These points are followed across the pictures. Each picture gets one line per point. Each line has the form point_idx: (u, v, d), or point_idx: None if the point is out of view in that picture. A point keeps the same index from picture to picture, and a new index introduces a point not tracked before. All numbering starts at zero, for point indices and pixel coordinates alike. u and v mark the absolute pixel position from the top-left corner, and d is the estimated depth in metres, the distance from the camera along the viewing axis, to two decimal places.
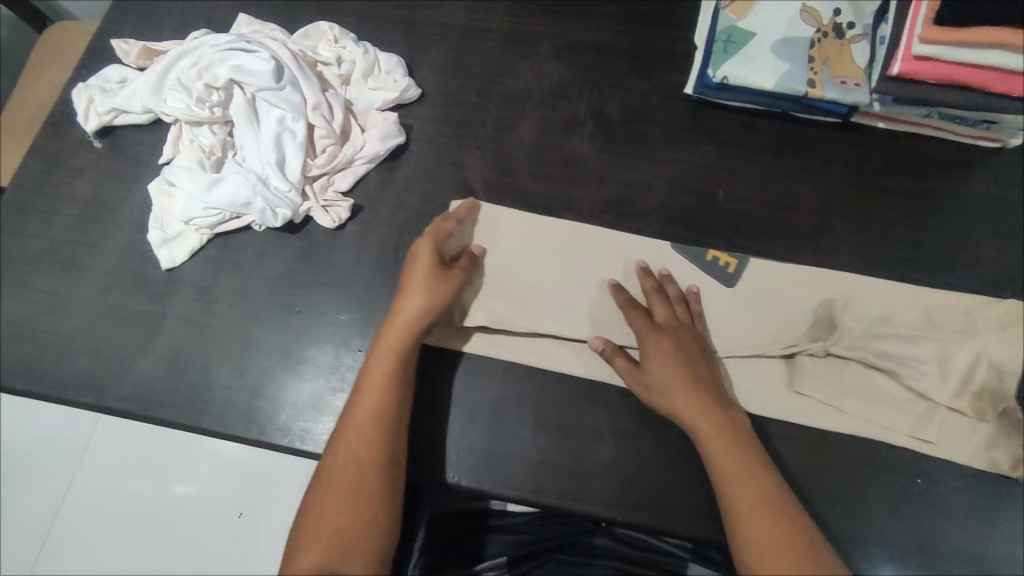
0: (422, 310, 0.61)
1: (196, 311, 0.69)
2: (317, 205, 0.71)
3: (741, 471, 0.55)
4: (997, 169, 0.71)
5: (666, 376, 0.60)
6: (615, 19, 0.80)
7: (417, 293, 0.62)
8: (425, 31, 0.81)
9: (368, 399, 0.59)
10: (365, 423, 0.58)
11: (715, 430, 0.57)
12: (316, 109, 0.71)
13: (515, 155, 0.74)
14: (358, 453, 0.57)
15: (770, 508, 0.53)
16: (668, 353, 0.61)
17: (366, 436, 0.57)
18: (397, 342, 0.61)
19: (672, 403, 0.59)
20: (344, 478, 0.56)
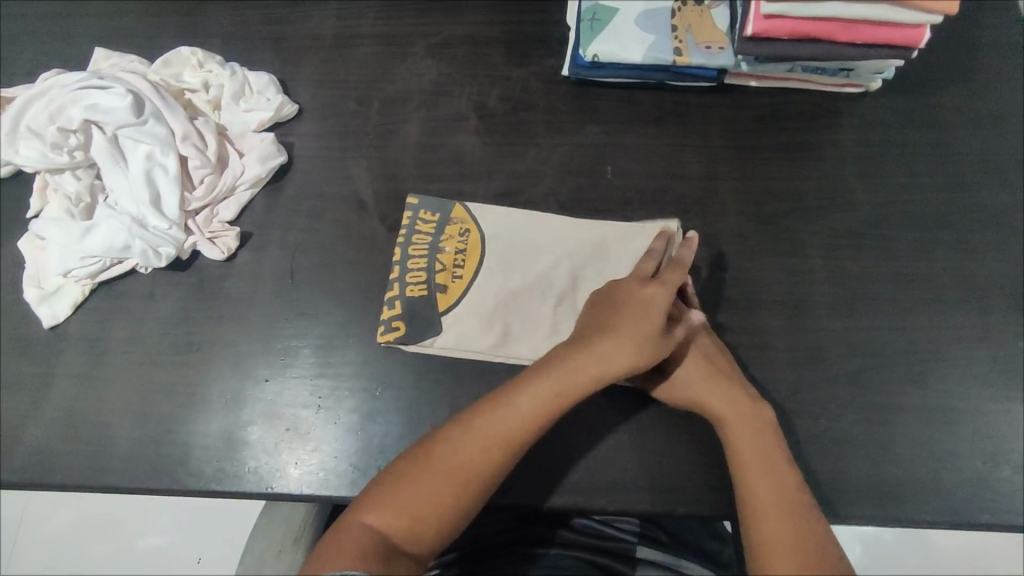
0: (630, 356, 0.57)
1: (87, 365, 0.66)
2: (202, 238, 0.69)
3: (754, 444, 0.56)
4: (864, 111, 0.73)
5: (693, 368, 0.61)
6: (487, 9, 0.80)
7: (632, 329, 0.58)
8: (296, 44, 0.79)
9: (565, 378, 0.56)
10: (535, 406, 0.56)
11: (725, 405, 0.58)
12: (186, 140, 0.68)
13: (401, 159, 0.73)
14: (506, 443, 0.55)
15: (774, 475, 0.55)
16: (692, 356, 0.61)
17: (543, 411, 0.56)
18: (587, 368, 0.57)
19: (697, 398, 0.59)
20: (482, 456, 0.54)
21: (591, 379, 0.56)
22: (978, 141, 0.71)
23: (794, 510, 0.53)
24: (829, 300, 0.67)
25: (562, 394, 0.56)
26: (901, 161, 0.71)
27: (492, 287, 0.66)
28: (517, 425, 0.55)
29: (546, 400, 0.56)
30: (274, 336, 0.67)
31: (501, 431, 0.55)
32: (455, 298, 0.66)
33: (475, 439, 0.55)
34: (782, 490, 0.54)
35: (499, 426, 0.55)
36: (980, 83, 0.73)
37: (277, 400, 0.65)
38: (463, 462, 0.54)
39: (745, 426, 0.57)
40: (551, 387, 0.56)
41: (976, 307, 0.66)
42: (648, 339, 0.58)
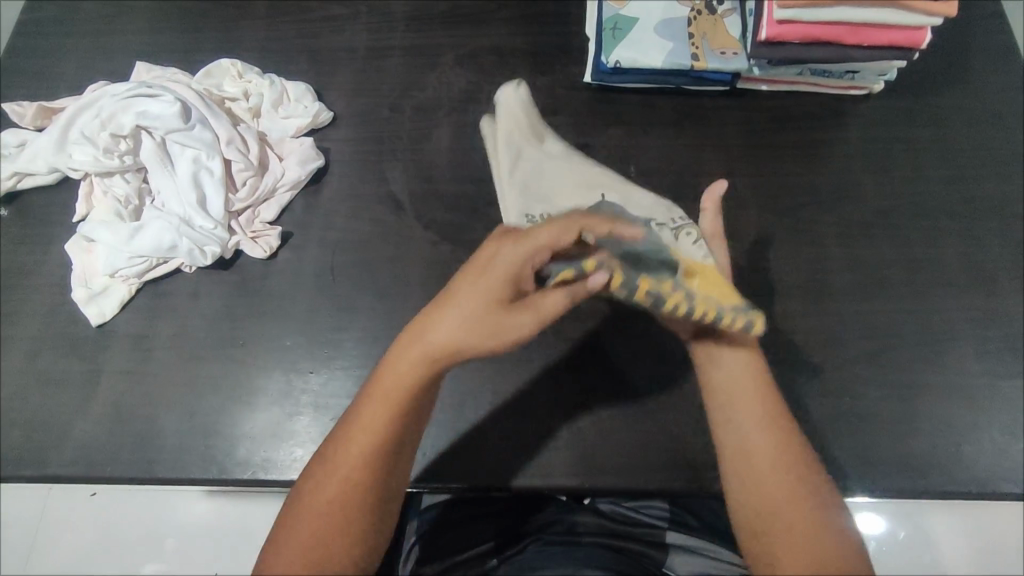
0: (456, 342, 0.51)
1: (134, 361, 0.68)
2: (245, 237, 0.71)
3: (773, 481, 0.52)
4: (869, 112, 0.78)
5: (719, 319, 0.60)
6: (510, 22, 0.85)
7: (464, 323, 0.51)
8: (329, 56, 0.84)
9: (392, 393, 0.50)
10: (391, 400, 0.50)
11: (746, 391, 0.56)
12: (230, 144, 0.71)
13: (434, 161, 0.77)
14: (361, 464, 0.50)
15: (792, 500, 0.51)
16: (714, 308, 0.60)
17: (391, 424, 0.50)
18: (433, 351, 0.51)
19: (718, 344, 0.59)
20: (349, 480, 0.49)
21: (428, 359, 0.51)
22: (977, 137, 0.76)
23: (803, 509, 0.50)
24: (847, 286, 0.70)
25: (401, 408, 0.50)
26: (905, 155, 0.76)
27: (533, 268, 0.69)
28: (369, 437, 0.50)
29: (383, 413, 0.50)
30: (317, 332, 0.69)
31: (357, 463, 0.50)
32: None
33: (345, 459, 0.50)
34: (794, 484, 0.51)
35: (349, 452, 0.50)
36: (975, 84, 0.78)
37: (321, 391, 0.67)
38: (332, 502, 0.49)
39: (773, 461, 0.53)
40: (385, 415, 0.50)
41: (985, 290, 0.70)
42: (484, 326, 0.51)
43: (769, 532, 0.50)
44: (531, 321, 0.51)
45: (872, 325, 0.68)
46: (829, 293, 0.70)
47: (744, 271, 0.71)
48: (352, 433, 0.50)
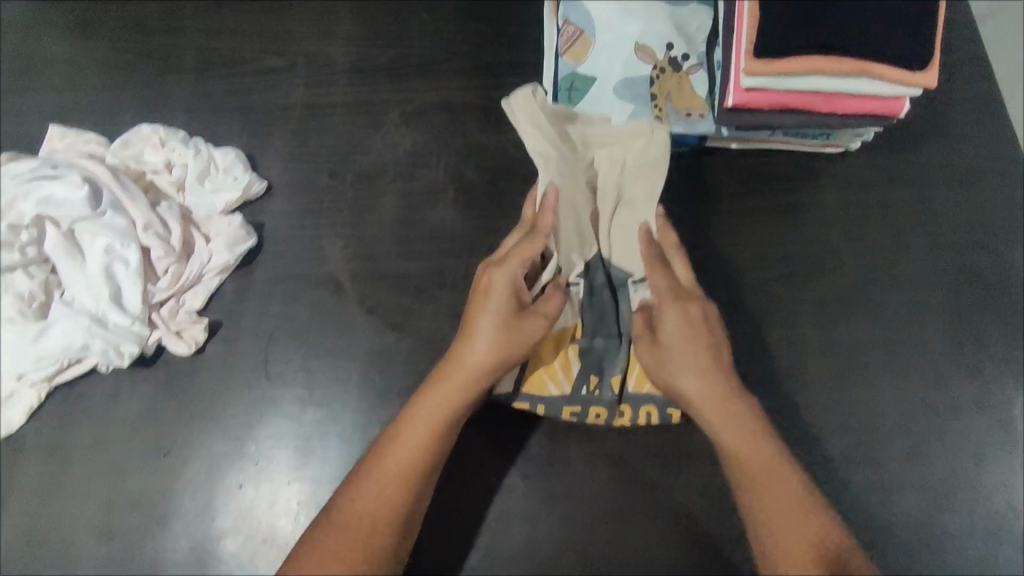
0: (487, 357, 0.56)
1: (47, 475, 0.62)
2: (167, 332, 0.64)
3: (780, 517, 0.52)
4: (846, 172, 0.73)
5: (681, 339, 0.58)
6: (460, 75, 0.78)
7: (489, 340, 0.56)
8: (264, 115, 0.77)
9: (437, 409, 0.55)
10: (427, 427, 0.55)
11: (726, 425, 0.55)
12: (147, 229, 0.65)
13: (378, 236, 0.70)
14: (378, 486, 0.53)
15: (809, 533, 0.51)
16: (687, 327, 0.58)
17: (431, 444, 0.55)
18: (457, 391, 0.56)
19: (673, 379, 0.57)
20: (382, 500, 0.53)
21: (467, 376, 0.56)
22: (959, 197, 0.71)
23: (819, 541, 0.50)
24: (820, 369, 0.66)
25: (438, 433, 0.55)
26: (884, 220, 0.71)
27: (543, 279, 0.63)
28: (403, 461, 0.54)
29: (427, 433, 0.55)
30: (250, 437, 0.63)
31: (392, 478, 0.53)
32: (574, 370, 0.64)
33: (374, 489, 0.53)
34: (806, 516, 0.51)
35: (388, 469, 0.54)
36: (957, 139, 0.73)
37: (254, 505, 0.61)
38: (361, 519, 0.52)
39: (773, 497, 0.52)
40: (427, 432, 0.55)
41: (965, 372, 0.66)
42: (516, 339, 0.57)
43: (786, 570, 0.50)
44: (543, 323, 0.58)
45: (845, 416, 0.64)
46: (801, 379, 0.66)
47: None
48: (387, 451, 0.54)
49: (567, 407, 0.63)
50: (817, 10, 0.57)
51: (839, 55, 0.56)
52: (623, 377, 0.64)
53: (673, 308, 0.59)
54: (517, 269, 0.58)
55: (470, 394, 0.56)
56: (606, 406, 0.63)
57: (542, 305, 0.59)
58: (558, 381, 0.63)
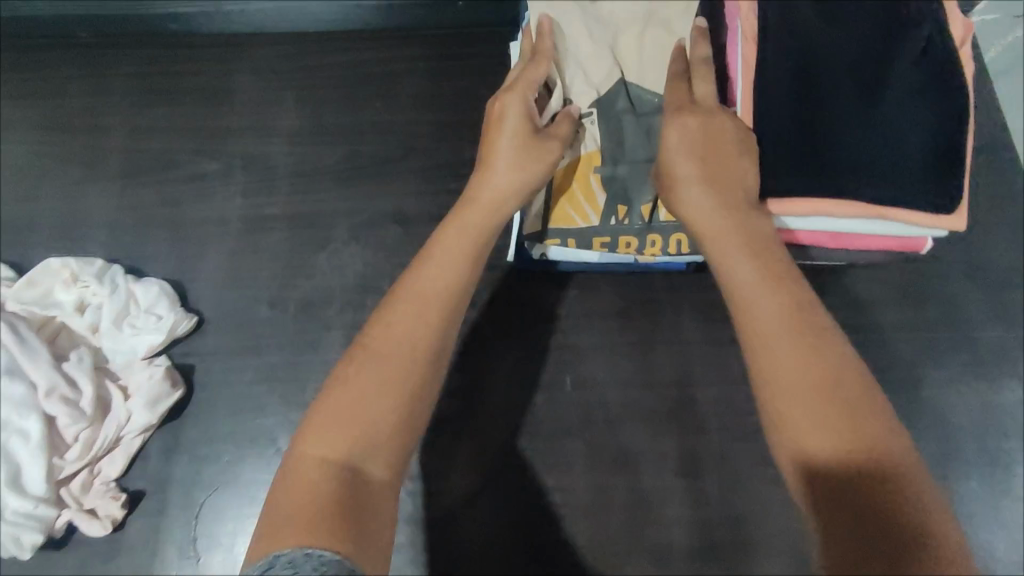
0: (512, 190, 0.51)
1: None
2: (78, 512, 0.56)
3: (784, 343, 0.39)
4: (855, 288, 0.64)
5: (692, 156, 0.47)
6: (417, 178, 0.69)
7: (509, 165, 0.51)
8: (196, 232, 0.68)
9: (459, 229, 0.49)
10: (440, 266, 0.47)
11: (750, 287, 0.42)
12: (52, 393, 0.56)
13: (325, 380, 0.62)
14: (412, 342, 0.43)
15: (812, 368, 0.38)
16: (701, 162, 0.47)
17: (448, 282, 0.46)
18: (485, 214, 0.51)
19: (683, 205, 0.47)
20: (404, 363, 0.42)
21: (496, 203, 0.51)
22: (987, 319, 0.63)
23: (830, 372, 0.37)
24: None
25: (452, 293, 0.46)
26: (899, 345, 0.62)
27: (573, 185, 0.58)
28: (412, 316, 0.44)
29: (452, 271, 0.47)
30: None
31: (409, 346, 0.42)
32: (600, 200, 0.57)
33: (380, 339, 0.42)
34: (845, 411, 0.36)
35: (387, 319, 0.43)
36: (980, 249, 0.64)
37: None
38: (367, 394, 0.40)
39: (776, 317, 0.40)
40: (461, 252, 0.48)
41: (978, 530, 0.59)
42: (533, 160, 0.52)
43: (794, 432, 0.37)
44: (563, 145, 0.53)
45: None
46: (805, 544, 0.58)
47: (703, 519, 0.58)
48: (409, 281, 0.46)
49: (599, 240, 0.58)
50: (812, 145, 0.49)
51: (847, 198, 0.48)
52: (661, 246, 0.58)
53: (689, 129, 0.47)
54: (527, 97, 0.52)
55: (489, 228, 0.51)
56: (636, 235, 0.58)
57: (557, 127, 0.53)
58: (583, 213, 0.58)
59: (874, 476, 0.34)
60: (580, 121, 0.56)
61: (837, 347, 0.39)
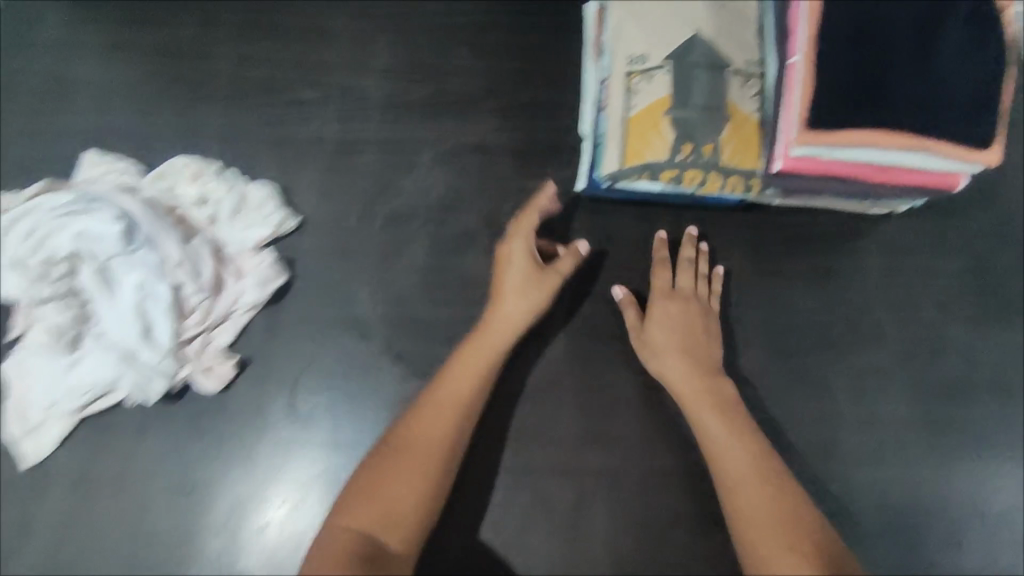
0: (523, 313, 0.64)
1: (73, 507, 0.63)
2: (197, 368, 0.65)
3: (743, 472, 0.58)
4: (893, 235, 0.70)
5: (667, 334, 0.65)
6: (499, 114, 0.77)
7: (515, 296, 0.64)
8: (297, 146, 0.75)
9: (470, 356, 0.63)
10: (452, 402, 0.60)
11: (721, 428, 0.60)
12: (181, 265, 0.65)
13: (409, 282, 0.69)
14: (431, 443, 0.58)
15: (766, 483, 0.56)
16: (675, 334, 0.65)
17: (471, 395, 0.61)
18: (495, 340, 0.63)
19: (661, 365, 0.64)
20: (424, 469, 0.56)
21: (507, 333, 0.64)
22: (1013, 272, 0.70)
23: (778, 492, 0.56)
24: (854, 446, 0.66)
25: (463, 414, 0.60)
26: (928, 289, 0.69)
27: (646, 122, 0.65)
28: (433, 413, 0.59)
29: (466, 385, 0.61)
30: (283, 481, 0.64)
31: (419, 452, 0.57)
32: (668, 136, 0.65)
33: (406, 451, 0.57)
34: (791, 525, 0.53)
35: (421, 432, 0.58)
36: (1009, 211, 0.71)
37: (286, 550, 0.63)
38: (389, 480, 0.55)
39: (743, 458, 0.58)
40: (473, 371, 0.62)
41: (984, 454, 0.66)
42: (543, 283, 0.64)
43: (753, 540, 0.54)
44: (557, 276, 0.65)
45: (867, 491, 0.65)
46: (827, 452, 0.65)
47: None
48: (440, 386, 0.61)
49: (667, 172, 0.65)
50: (874, 85, 0.56)
51: (897, 129, 0.55)
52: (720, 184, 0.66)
53: (669, 308, 0.67)
54: (526, 236, 0.65)
55: (500, 350, 0.63)
56: (700, 170, 0.65)
57: (563, 260, 0.66)
58: (655, 149, 0.65)
59: (813, 548, 0.51)
60: (648, 71, 0.66)
61: (784, 481, 0.57)
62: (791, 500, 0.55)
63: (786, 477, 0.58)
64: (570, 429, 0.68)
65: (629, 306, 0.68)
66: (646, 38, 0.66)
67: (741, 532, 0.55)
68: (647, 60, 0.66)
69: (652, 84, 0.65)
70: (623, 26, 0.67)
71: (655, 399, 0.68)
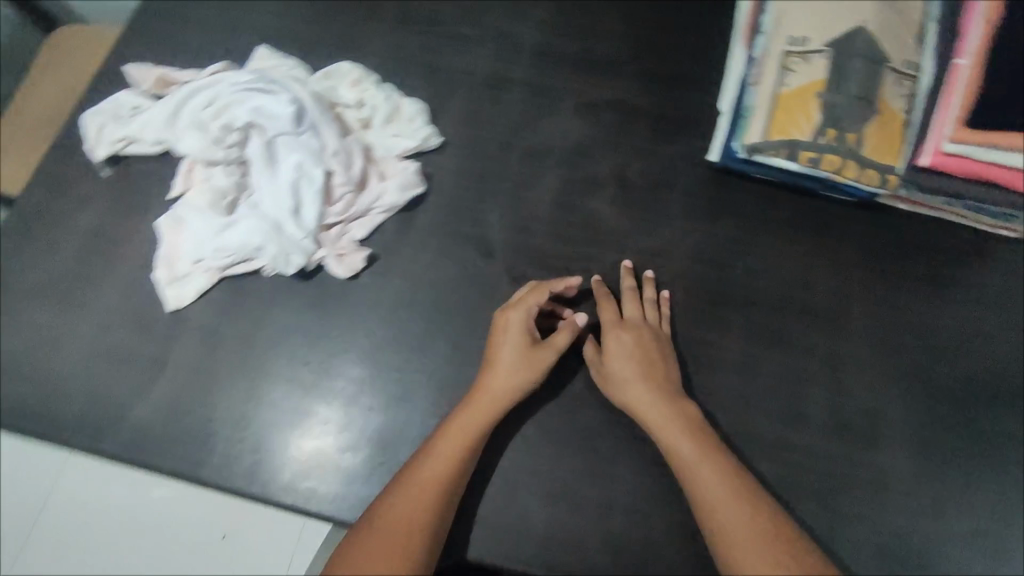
0: (514, 387, 0.63)
1: (200, 355, 0.68)
2: (331, 253, 0.69)
3: (716, 492, 0.56)
4: (1015, 258, 0.71)
5: (626, 364, 0.65)
6: (642, 79, 0.80)
7: (506, 372, 0.63)
8: (448, 76, 0.80)
9: (470, 422, 0.61)
10: (447, 461, 0.59)
11: (701, 457, 0.59)
12: (336, 156, 0.70)
13: (536, 215, 0.73)
14: (416, 503, 0.56)
15: (742, 499, 0.56)
16: (636, 356, 0.65)
17: (458, 463, 0.59)
18: (487, 411, 0.62)
19: (627, 397, 0.63)
20: (411, 539, 0.55)
21: (500, 404, 0.62)
22: None
23: (754, 508, 0.55)
24: (954, 451, 0.65)
25: (459, 471, 0.59)
26: None
27: (794, 102, 0.68)
28: (421, 479, 0.58)
29: (456, 450, 0.60)
30: (330, 398, 0.66)
31: (404, 516, 0.55)
32: (815, 116, 0.67)
33: (396, 515, 0.56)
34: (772, 535, 0.54)
35: (409, 493, 0.57)
36: None
37: (384, 432, 0.65)
38: (375, 551, 0.53)
39: (714, 477, 0.57)
40: (463, 438, 0.60)
41: None
42: (535, 362, 0.64)
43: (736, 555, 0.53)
44: (558, 347, 0.65)
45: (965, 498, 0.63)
46: (924, 451, 0.65)
47: (838, 405, 0.67)
48: (426, 460, 0.59)
49: (805, 152, 0.68)
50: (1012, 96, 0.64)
51: None
52: (855, 173, 0.67)
53: (625, 339, 0.66)
54: (526, 313, 0.65)
55: (494, 421, 0.62)
56: (839, 156, 0.67)
57: (559, 334, 0.65)
58: (799, 127, 0.67)
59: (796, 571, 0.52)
60: (805, 54, 0.68)
61: (760, 498, 0.56)
62: (763, 512, 0.55)
63: (758, 490, 0.57)
64: None
65: (586, 343, 0.68)
66: (809, 24, 0.69)
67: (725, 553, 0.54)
68: (806, 44, 0.68)
69: (807, 67, 0.68)
70: (789, 11, 0.70)
71: (759, 369, 0.68)
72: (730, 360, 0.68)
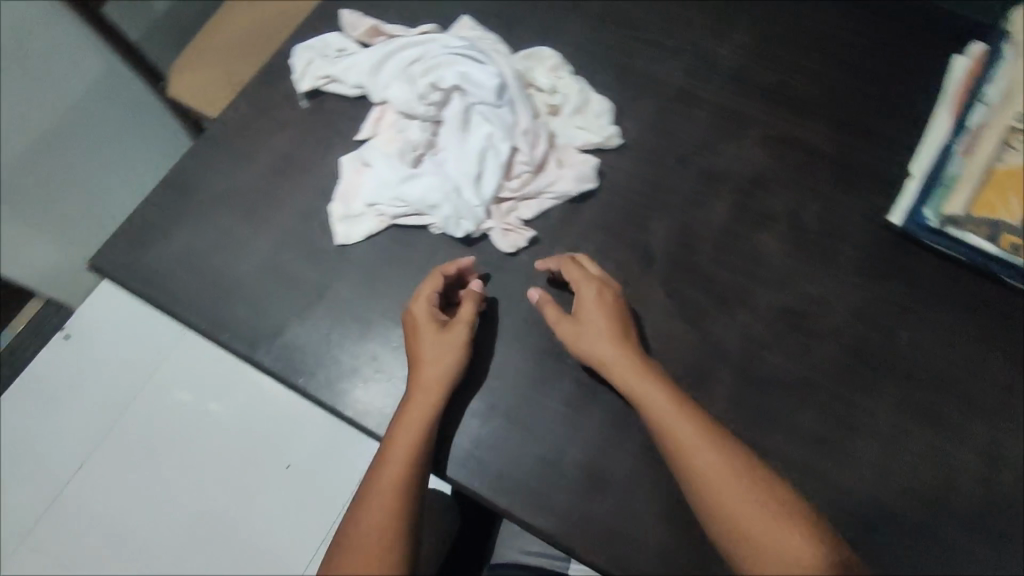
0: (446, 375, 0.63)
1: (356, 291, 0.71)
2: (498, 227, 0.71)
3: (715, 471, 0.56)
4: None
5: (595, 318, 0.64)
6: (835, 124, 0.78)
7: (435, 358, 0.63)
8: (638, 81, 0.81)
9: (414, 407, 0.62)
10: (407, 438, 0.60)
11: (687, 436, 0.58)
12: (524, 135, 0.73)
13: (700, 234, 0.73)
14: (390, 485, 0.58)
15: (741, 479, 0.56)
16: (603, 310, 0.65)
17: (419, 443, 0.60)
18: (427, 398, 0.62)
19: (603, 354, 0.63)
20: (389, 522, 0.57)
21: (433, 393, 0.62)
22: None
23: (755, 490, 0.55)
24: None
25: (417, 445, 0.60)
26: None
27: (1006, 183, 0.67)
28: (392, 464, 0.59)
29: (411, 431, 0.60)
30: (470, 362, 0.68)
31: (382, 503, 0.57)
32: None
33: (373, 506, 0.57)
34: (779, 516, 0.54)
35: (382, 482, 0.58)
36: None
37: (518, 409, 0.66)
38: (360, 543, 0.56)
39: (709, 458, 0.57)
40: (417, 431, 0.61)
41: None
42: (448, 344, 0.64)
43: (750, 537, 0.53)
44: (465, 328, 0.65)
45: None
46: None
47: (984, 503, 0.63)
48: (389, 452, 0.60)
49: (1008, 235, 0.67)
50: None
51: None
52: None
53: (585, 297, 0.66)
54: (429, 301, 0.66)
55: (428, 408, 0.62)
56: None
57: (462, 310, 0.66)
58: (1007, 209, 0.67)
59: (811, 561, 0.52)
60: None
61: (761, 477, 0.56)
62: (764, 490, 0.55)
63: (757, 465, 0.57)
64: (806, 432, 0.66)
65: (545, 305, 0.67)
66: None
67: (736, 537, 0.54)
68: None
69: None
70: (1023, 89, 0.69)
71: (905, 443, 0.65)
72: (876, 427, 0.66)
